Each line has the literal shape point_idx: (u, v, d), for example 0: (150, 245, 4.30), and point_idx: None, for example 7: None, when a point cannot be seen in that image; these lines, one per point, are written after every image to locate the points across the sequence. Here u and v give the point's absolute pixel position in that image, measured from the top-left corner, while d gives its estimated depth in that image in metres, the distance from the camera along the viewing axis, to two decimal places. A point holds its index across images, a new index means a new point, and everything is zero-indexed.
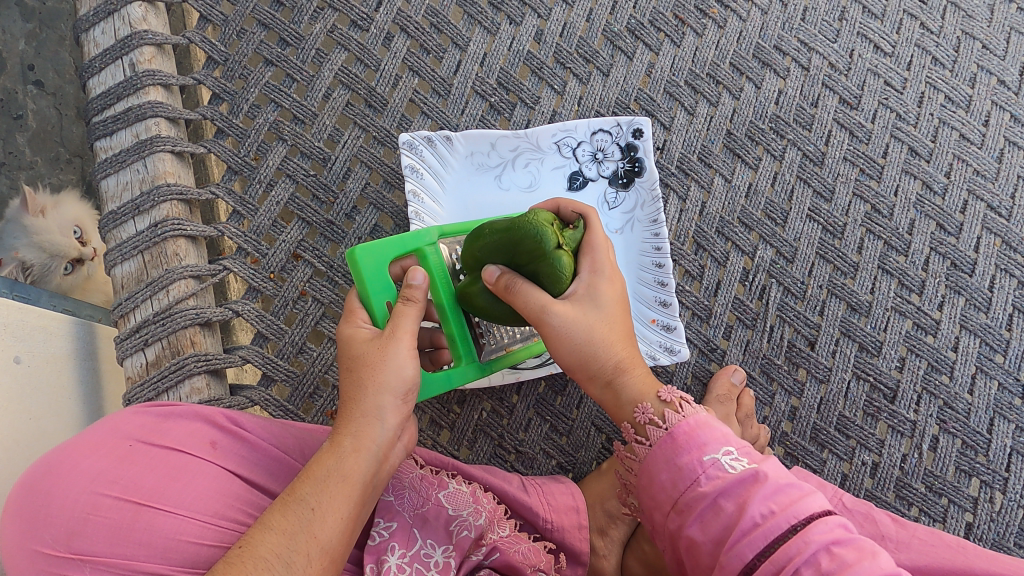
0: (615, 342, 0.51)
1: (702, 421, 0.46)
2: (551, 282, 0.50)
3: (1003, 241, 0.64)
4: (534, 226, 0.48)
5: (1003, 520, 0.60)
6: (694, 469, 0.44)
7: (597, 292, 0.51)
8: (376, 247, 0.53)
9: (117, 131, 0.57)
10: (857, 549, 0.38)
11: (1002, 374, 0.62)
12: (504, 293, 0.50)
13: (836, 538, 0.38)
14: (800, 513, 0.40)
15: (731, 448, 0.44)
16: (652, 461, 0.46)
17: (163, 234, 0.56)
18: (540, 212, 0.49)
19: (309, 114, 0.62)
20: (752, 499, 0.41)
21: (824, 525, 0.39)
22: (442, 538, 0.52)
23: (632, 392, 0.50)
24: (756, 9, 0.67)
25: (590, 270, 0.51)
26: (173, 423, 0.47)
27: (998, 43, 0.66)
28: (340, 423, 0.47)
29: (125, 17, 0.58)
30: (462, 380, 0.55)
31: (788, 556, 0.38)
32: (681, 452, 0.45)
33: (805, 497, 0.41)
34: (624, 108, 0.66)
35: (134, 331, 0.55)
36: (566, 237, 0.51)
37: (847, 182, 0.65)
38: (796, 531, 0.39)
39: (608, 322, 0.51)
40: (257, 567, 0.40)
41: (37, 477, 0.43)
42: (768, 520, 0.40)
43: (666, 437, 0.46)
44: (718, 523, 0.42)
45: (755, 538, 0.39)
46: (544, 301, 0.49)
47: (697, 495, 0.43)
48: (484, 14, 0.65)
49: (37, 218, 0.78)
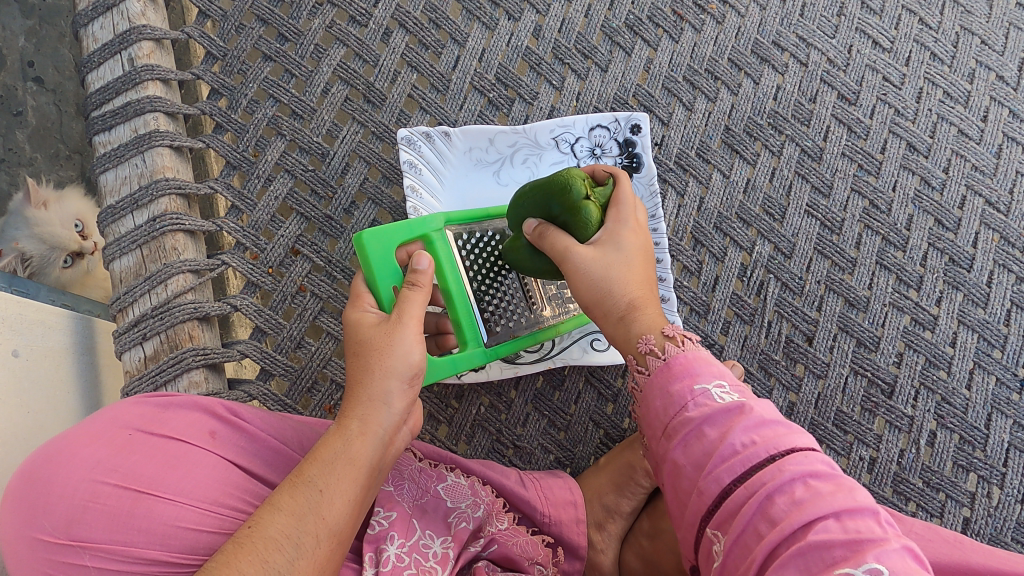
0: (632, 282, 0.51)
1: (700, 355, 0.46)
2: (578, 228, 0.53)
3: (1002, 236, 0.64)
4: (566, 178, 0.52)
5: (1000, 515, 0.60)
6: (684, 395, 0.44)
7: (620, 237, 0.52)
8: (383, 233, 0.53)
9: (116, 126, 0.58)
10: (835, 483, 0.37)
11: (1000, 369, 0.62)
12: (539, 240, 0.53)
13: (814, 471, 0.38)
14: (781, 445, 0.39)
15: (724, 381, 0.44)
16: (648, 388, 0.47)
17: (161, 228, 0.56)
18: (577, 168, 0.54)
19: (308, 110, 0.63)
20: (735, 428, 0.41)
21: (803, 457, 0.39)
22: (440, 529, 0.53)
23: (641, 326, 0.49)
24: (755, 5, 0.67)
25: (615, 219, 0.53)
26: (171, 413, 0.47)
27: (997, 39, 0.66)
28: (347, 406, 0.47)
29: (124, 12, 0.58)
30: (467, 366, 0.55)
31: (763, 481, 0.38)
32: (674, 379, 0.45)
33: (790, 434, 0.40)
34: (623, 104, 0.66)
35: (132, 325, 0.55)
36: (596, 192, 0.54)
37: (845, 177, 0.65)
38: (773, 459, 0.39)
39: (627, 263, 0.51)
40: (267, 547, 0.40)
41: (37, 465, 0.43)
42: (749, 448, 0.40)
43: (664, 365, 0.46)
44: (700, 448, 0.41)
45: (733, 464, 0.39)
46: (569, 243, 0.52)
47: (683, 421, 0.43)
48: (482, 9, 0.65)
49: (40, 210, 0.78)
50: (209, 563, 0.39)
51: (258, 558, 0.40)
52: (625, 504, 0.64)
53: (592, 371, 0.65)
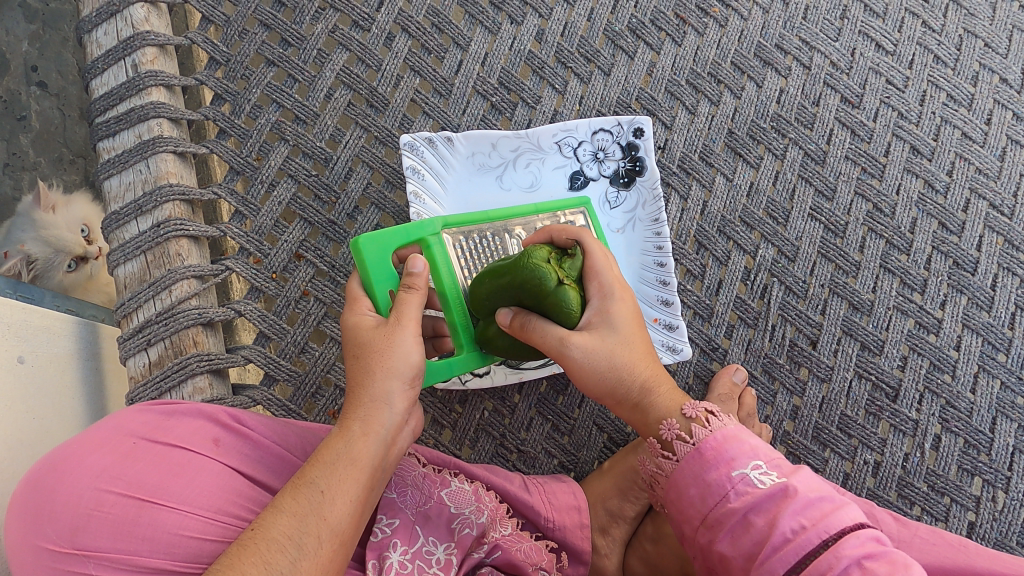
0: (637, 362, 0.51)
1: (731, 436, 0.46)
2: (563, 317, 0.50)
3: (1006, 239, 0.63)
4: (531, 266, 0.49)
5: (1005, 519, 0.60)
6: (723, 485, 0.44)
7: (612, 316, 0.51)
8: (380, 237, 0.53)
9: (120, 132, 0.58)
10: (889, 562, 0.39)
11: (1004, 373, 0.62)
12: (520, 333, 0.51)
13: (867, 552, 0.39)
14: (831, 528, 0.40)
15: (760, 462, 0.45)
16: (679, 480, 0.47)
17: (165, 234, 0.56)
18: (535, 249, 0.51)
19: (311, 115, 0.63)
20: (784, 514, 0.42)
21: (855, 540, 0.40)
22: (444, 534, 0.52)
23: (661, 407, 0.50)
24: (757, 8, 0.67)
25: (600, 295, 0.51)
26: (176, 421, 0.47)
27: (1001, 41, 0.66)
28: (348, 408, 0.47)
29: (128, 19, 0.58)
30: (463, 368, 0.55)
31: (820, 571, 0.39)
32: (709, 467, 0.45)
33: (837, 511, 0.42)
34: (625, 107, 0.66)
35: (137, 330, 0.55)
36: (565, 269, 0.51)
37: (849, 181, 0.65)
38: (827, 546, 0.40)
39: (627, 346, 0.51)
40: (271, 548, 0.40)
41: (42, 473, 0.43)
42: (800, 536, 0.40)
43: (695, 452, 0.46)
44: (749, 538, 0.42)
45: (787, 554, 0.40)
46: (563, 333, 0.50)
47: (726, 511, 0.44)
48: (485, 14, 0.65)
49: (49, 214, 0.80)
50: (213, 565, 0.39)
51: (260, 559, 0.39)
52: (628, 509, 0.64)
53: None
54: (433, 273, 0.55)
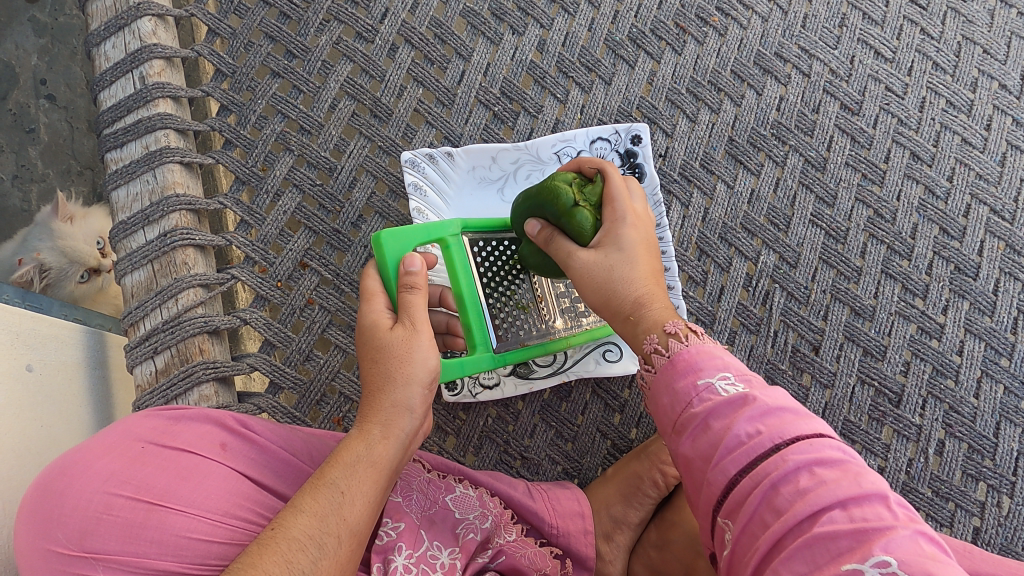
0: (634, 279, 0.50)
1: (703, 349, 0.44)
2: (575, 234, 0.53)
3: (1007, 244, 0.64)
4: (553, 186, 0.54)
5: (1011, 524, 0.60)
6: (689, 392, 0.43)
7: (620, 236, 0.51)
8: (401, 234, 0.53)
9: (127, 143, 0.58)
10: (841, 470, 0.36)
11: (1008, 378, 0.62)
12: (545, 245, 0.55)
13: (820, 458, 0.36)
14: (787, 434, 0.38)
15: (728, 373, 0.42)
16: (655, 386, 0.45)
17: (172, 243, 0.57)
18: (562, 174, 0.55)
19: (316, 125, 0.63)
20: (739, 419, 0.39)
21: (809, 445, 0.37)
22: (448, 539, 0.53)
23: (649, 321, 0.48)
24: (757, 17, 0.68)
25: (611, 220, 0.52)
26: (183, 426, 0.48)
27: (999, 48, 0.66)
28: (368, 412, 0.48)
29: (136, 32, 0.59)
30: (474, 369, 0.55)
31: (766, 472, 0.37)
32: (678, 375, 0.44)
33: (798, 420, 0.39)
34: (626, 116, 0.67)
35: (143, 338, 0.56)
36: (585, 193, 0.54)
37: (850, 187, 0.65)
38: (778, 449, 0.37)
39: (628, 262, 0.50)
40: (291, 548, 0.40)
41: (51, 478, 0.43)
42: (753, 440, 0.38)
43: (668, 363, 0.45)
44: (706, 440, 0.40)
45: (739, 454, 0.38)
46: (572, 249, 0.52)
47: (689, 417, 0.42)
48: (487, 25, 0.66)
49: (66, 225, 0.82)
50: (235, 563, 0.39)
51: (282, 558, 0.40)
52: (632, 515, 0.64)
53: (599, 382, 0.65)
54: (450, 273, 0.56)
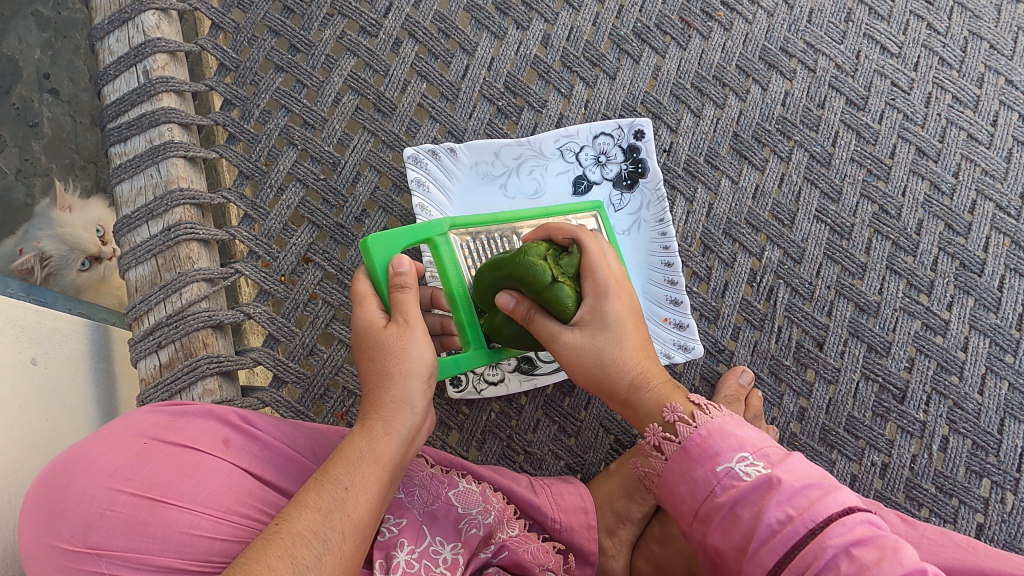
0: (629, 360, 0.50)
1: (715, 430, 0.45)
2: (558, 313, 0.50)
3: (1012, 240, 0.63)
4: (529, 262, 0.49)
5: (1014, 521, 0.60)
6: (709, 480, 0.43)
7: (606, 315, 0.50)
8: (388, 236, 0.53)
9: (131, 137, 0.59)
10: (877, 548, 0.37)
11: (1013, 374, 0.61)
12: (522, 321, 0.51)
13: (855, 538, 0.38)
14: (817, 516, 0.39)
15: (747, 454, 0.43)
16: (669, 474, 0.46)
17: (176, 237, 0.57)
18: (533, 247, 0.50)
19: (319, 119, 0.63)
20: (767, 505, 0.40)
21: (843, 526, 0.38)
22: (451, 535, 0.52)
23: (650, 405, 0.49)
24: (762, 11, 0.67)
25: (594, 294, 0.50)
26: (186, 422, 0.48)
27: (1006, 43, 0.66)
28: (370, 409, 0.48)
29: (139, 26, 0.59)
30: (469, 365, 0.55)
31: (807, 562, 0.38)
32: (694, 465, 0.45)
33: (825, 494, 0.40)
34: (631, 111, 0.67)
35: (148, 333, 0.56)
36: (563, 265, 0.51)
37: (854, 183, 0.65)
38: (813, 535, 0.38)
39: (620, 344, 0.50)
40: (296, 543, 0.40)
41: (55, 473, 0.44)
42: (786, 527, 0.39)
43: (680, 449, 0.46)
44: (738, 531, 0.41)
45: (774, 545, 0.39)
46: (555, 329, 0.50)
47: (714, 506, 0.43)
48: (491, 19, 0.66)
49: (65, 214, 0.82)
50: (240, 558, 0.39)
51: (287, 552, 0.40)
52: (636, 511, 0.64)
53: None
54: (440, 273, 0.55)
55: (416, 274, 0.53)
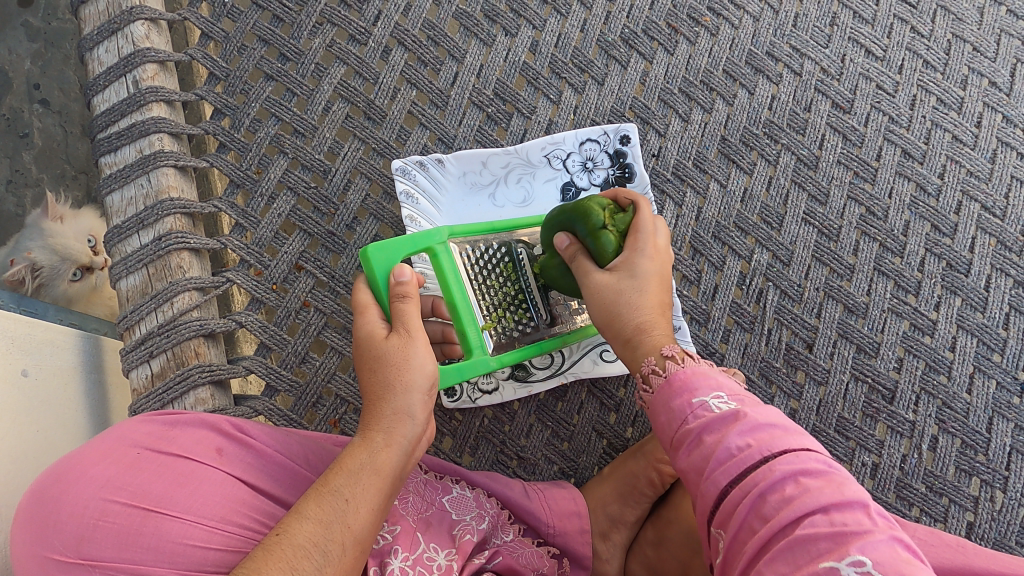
0: (644, 304, 0.52)
1: (697, 371, 0.45)
2: (597, 255, 0.54)
3: (998, 240, 0.64)
4: (588, 205, 0.55)
5: (1004, 519, 0.60)
6: (684, 410, 0.44)
7: (635, 264, 0.53)
8: (388, 246, 0.53)
9: (121, 147, 0.59)
10: (826, 479, 0.37)
11: (1000, 373, 0.62)
12: (568, 260, 0.56)
13: (805, 469, 0.37)
14: (775, 447, 0.39)
15: (721, 392, 0.44)
16: (654, 405, 0.47)
17: (167, 247, 0.57)
18: (597, 197, 0.56)
19: (309, 127, 0.63)
20: (730, 433, 0.41)
21: (795, 457, 0.38)
22: (445, 541, 0.52)
23: (647, 345, 0.50)
24: (748, 16, 0.68)
25: (630, 247, 0.54)
26: (179, 431, 0.48)
27: (989, 45, 0.67)
28: (371, 420, 0.48)
29: (129, 36, 0.59)
30: (473, 373, 0.55)
31: (755, 482, 0.38)
32: (675, 395, 0.45)
33: (786, 434, 0.40)
34: (619, 116, 0.67)
35: (139, 342, 0.56)
36: (615, 220, 0.55)
37: (842, 185, 0.66)
38: (766, 461, 0.38)
39: (642, 290, 0.52)
40: (296, 555, 0.40)
41: (48, 484, 0.44)
42: (743, 452, 0.39)
43: (664, 382, 0.46)
44: (699, 454, 0.41)
45: (729, 467, 0.39)
46: (588, 268, 0.54)
47: (684, 433, 0.43)
48: (480, 26, 0.66)
49: (56, 223, 0.82)
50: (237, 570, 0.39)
51: (287, 565, 0.40)
52: (629, 514, 0.64)
53: (594, 381, 0.66)
54: (441, 282, 0.56)
55: (417, 283, 0.54)
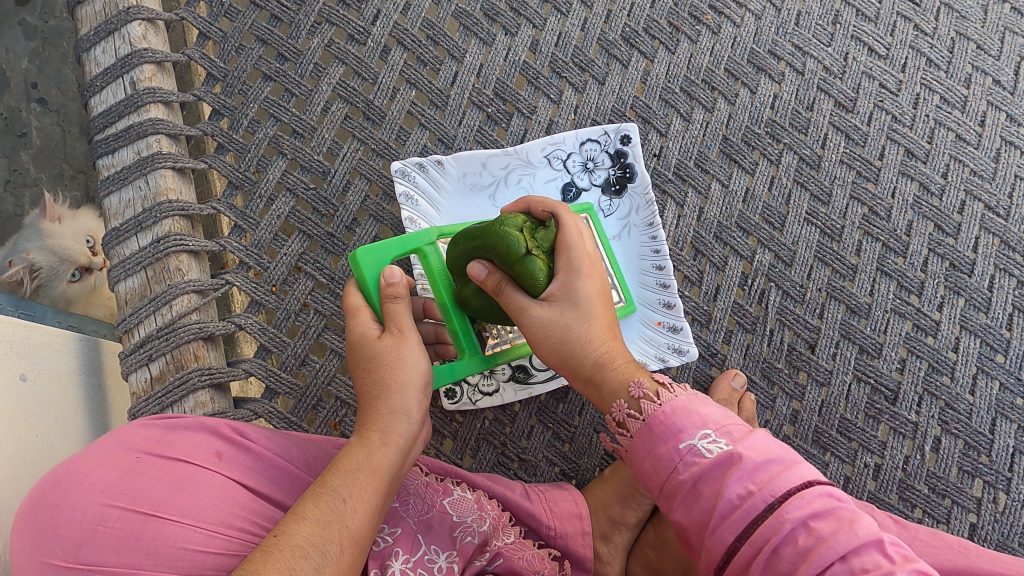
0: (595, 339, 0.49)
1: (679, 408, 0.44)
2: (528, 286, 0.50)
3: (1002, 240, 0.64)
4: (504, 232, 0.49)
5: (1007, 520, 0.60)
6: (671, 457, 0.43)
7: (577, 291, 0.49)
8: (377, 248, 0.54)
9: (119, 149, 0.58)
10: (835, 519, 0.38)
11: (1003, 374, 0.62)
12: (493, 293, 0.51)
13: (813, 512, 0.38)
14: (777, 491, 0.39)
15: (708, 430, 0.43)
16: (635, 449, 0.45)
17: (165, 249, 0.56)
18: (510, 217, 0.51)
19: (308, 128, 0.63)
20: (729, 481, 0.40)
21: (800, 499, 0.39)
22: (446, 543, 0.52)
23: (613, 383, 0.48)
24: (750, 15, 0.67)
25: (566, 270, 0.50)
26: (178, 435, 0.48)
27: (993, 43, 0.66)
28: (367, 420, 0.48)
29: (126, 36, 0.59)
30: (465, 373, 0.55)
31: (765, 537, 0.38)
32: (658, 441, 0.44)
33: (784, 470, 0.40)
34: (620, 116, 0.67)
35: (138, 345, 0.56)
36: (537, 239, 0.51)
37: (844, 184, 0.65)
38: (772, 510, 0.39)
39: (587, 321, 0.49)
40: (294, 555, 0.40)
41: (46, 490, 0.43)
42: (747, 502, 0.39)
43: (645, 428, 0.45)
44: (699, 507, 0.41)
45: (734, 521, 0.39)
46: (525, 303, 0.49)
47: (677, 483, 0.42)
48: (479, 25, 0.66)
49: (55, 224, 0.82)
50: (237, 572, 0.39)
51: (286, 565, 0.39)
52: (630, 516, 0.64)
53: None
54: (432, 283, 0.56)
55: (407, 285, 0.54)
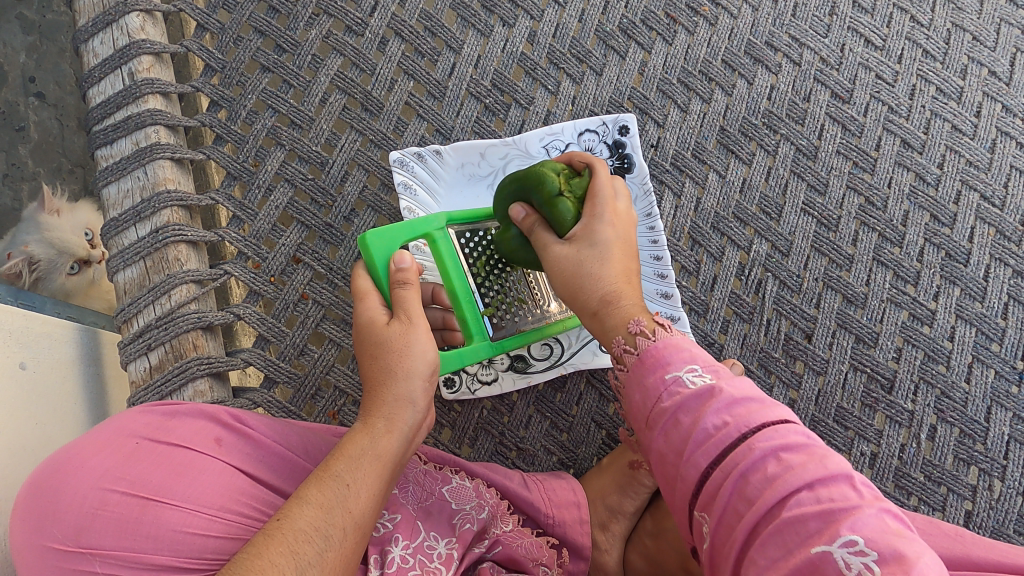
0: (609, 274, 0.50)
1: (670, 343, 0.45)
2: (557, 225, 0.53)
3: (997, 230, 0.64)
4: (541, 173, 0.54)
5: (1002, 508, 0.60)
6: (658, 386, 0.44)
7: (597, 232, 0.51)
8: (387, 233, 0.53)
9: (117, 139, 0.58)
10: (806, 454, 0.37)
11: (999, 363, 0.62)
12: (527, 232, 0.55)
13: (785, 444, 0.38)
14: (752, 423, 0.39)
15: (695, 365, 0.43)
16: (627, 381, 0.46)
17: (164, 239, 0.56)
18: (551, 162, 0.56)
19: (306, 120, 0.63)
20: (706, 412, 0.40)
21: (774, 431, 0.38)
22: (445, 530, 0.53)
23: (621, 316, 0.49)
24: (746, 6, 0.67)
25: (590, 215, 0.52)
26: (178, 421, 0.48)
27: (988, 34, 0.66)
28: (371, 407, 0.48)
29: (124, 27, 0.59)
30: (474, 359, 0.56)
31: (736, 461, 0.38)
32: (648, 370, 0.45)
33: (764, 409, 0.40)
34: (618, 107, 0.67)
35: (137, 335, 0.56)
36: (571, 185, 0.54)
37: (841, 175, 0.65)
38: (744, 437, 0.38)
39: (605, 261, 0.51)
40: (297, 539, 0.40)
41: (46, 475, 0.43)
42: (721, 429, 0.39)
43: (637, 359, 0.46)
44: (677, 435, 0.41)
45: (709, 447, 0.39)
46: (548, 240, 0.53)
47: (659, 410, 0.43)
48: (477, 16, 0.66)
49: (53, 217, 0.82)
50: (239, 555, 0.39)
51: (288, 548, 0.40)
52: (627, 504, 0.64)
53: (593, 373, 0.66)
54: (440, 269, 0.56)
55: (417, 270, 0.53)
